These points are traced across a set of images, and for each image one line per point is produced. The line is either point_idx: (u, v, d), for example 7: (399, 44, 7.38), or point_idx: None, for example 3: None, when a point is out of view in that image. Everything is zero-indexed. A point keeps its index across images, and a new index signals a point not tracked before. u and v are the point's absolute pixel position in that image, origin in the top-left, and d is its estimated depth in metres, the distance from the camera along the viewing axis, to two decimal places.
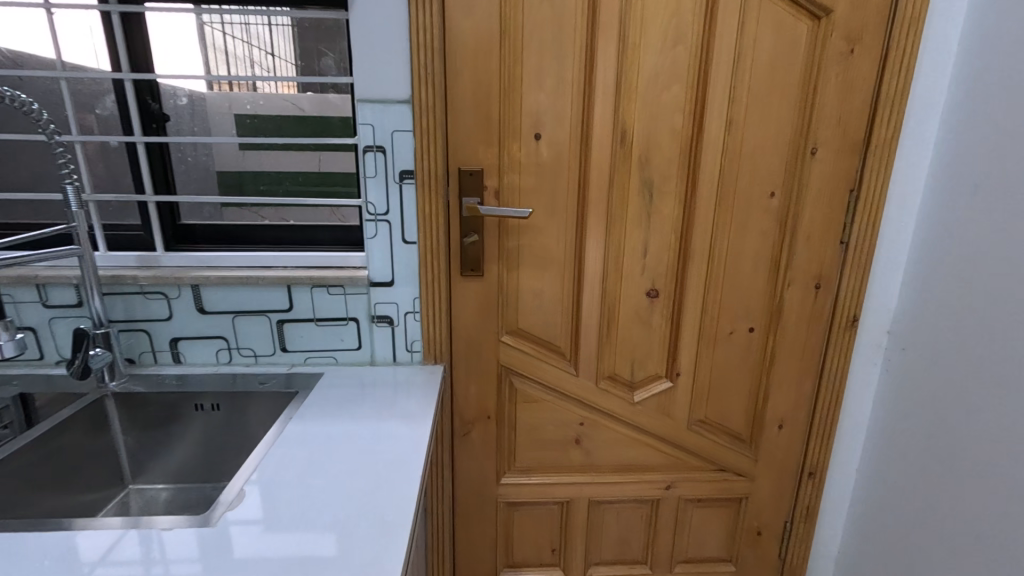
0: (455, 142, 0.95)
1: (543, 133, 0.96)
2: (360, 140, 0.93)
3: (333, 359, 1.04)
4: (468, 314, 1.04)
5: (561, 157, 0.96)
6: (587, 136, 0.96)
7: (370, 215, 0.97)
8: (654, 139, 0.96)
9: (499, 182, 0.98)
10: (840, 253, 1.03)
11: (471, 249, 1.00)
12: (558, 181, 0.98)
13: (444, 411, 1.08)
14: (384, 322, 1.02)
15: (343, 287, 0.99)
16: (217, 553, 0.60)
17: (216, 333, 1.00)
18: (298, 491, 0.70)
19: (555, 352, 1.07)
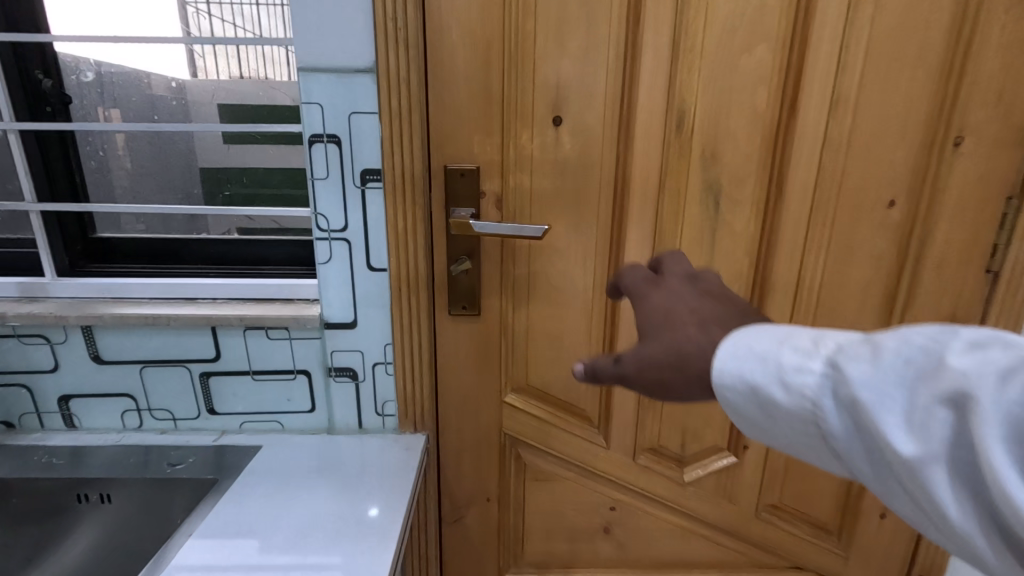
0: (441, 130, 0.68)
1: (565, 117, 0.67)
2: (303, 127, 0.66)
3: (278, 425, 0.77)
4: (459, 366, 0.76)
5: (589, 151, 0.68)
6: (627, 120, 0.67)
7: (321, 231, 0.70)
8: (726, 125, 0.66)
9: (502, 186, 0.70)
10: (986, 287, 0.73)
11: (462, 279, 0.72)
12: (585, 185, 0.69)
13: (427, 492, 0.81)
14: (345, 377, 0.75)
15: (288, 330, 0.73)
16: None
17: (120, 390, 0.74)
18: (252, 535, 0.61)
19: (578, 417, 0.79)
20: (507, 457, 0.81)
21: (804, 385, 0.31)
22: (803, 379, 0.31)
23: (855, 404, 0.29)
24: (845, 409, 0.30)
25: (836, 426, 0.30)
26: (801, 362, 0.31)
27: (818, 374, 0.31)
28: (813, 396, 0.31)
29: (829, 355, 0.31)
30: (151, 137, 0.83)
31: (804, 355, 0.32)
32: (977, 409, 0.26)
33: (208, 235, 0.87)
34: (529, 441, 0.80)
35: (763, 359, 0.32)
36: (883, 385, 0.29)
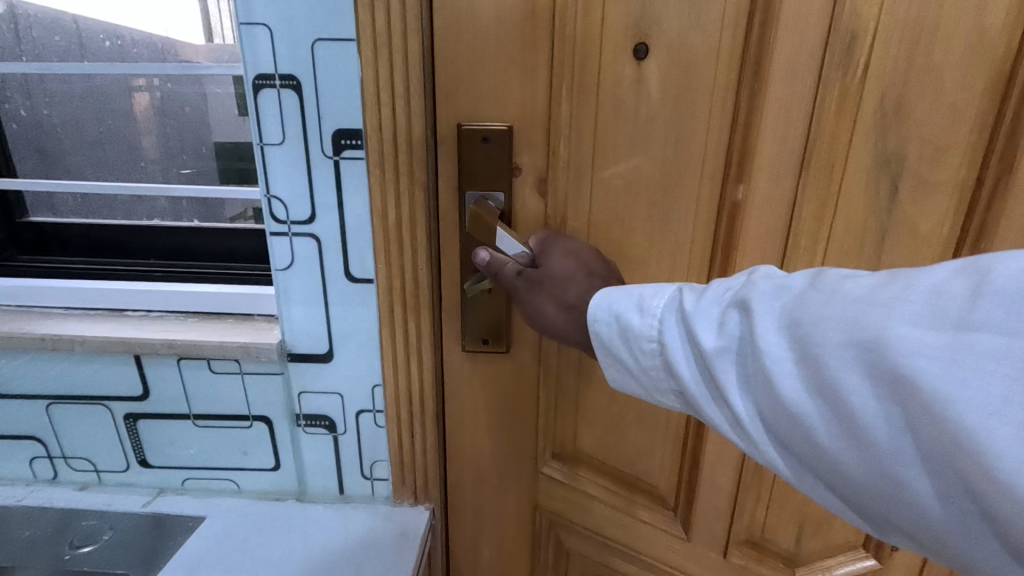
0: (455, 66, 0.43)
1: (651, 45, 0.40)
2: (244, 63, 0.43)
3: (233, 486, 0.57)
4: (475, 421, 0.53)
5: (687, 103, 0.41)
6: (755, 47, 0.39)
7: (278, 225, 0.47)
8: (925, 61, 0.37)
9: (547, 160, 0.45)
10: None
11: (485, 300, 0.48)
12: (679, 161, 0.42)
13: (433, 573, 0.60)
14: (319, 427, 0.53)
15: (237, 363, 0.51)
16: None
17: (25, 432, 0.55)
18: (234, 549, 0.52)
19: (644, 494, 0.54)
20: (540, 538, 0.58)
21: (657, 308, 0.32)
22: (655, 304, 0.32)
23: (686, 322, 0.30)
24: (679, 331, 0.31)
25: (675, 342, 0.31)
26: (655, 290, 0.33)
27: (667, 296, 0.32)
28: (655, 318, 0.32)
29: (676, 288, 0.32)
30: (80, 90, 0.61)
31: (657, 287, 0.33)
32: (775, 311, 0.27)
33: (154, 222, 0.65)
34: (572, 526, 0.57)
35: (629, 293, 0.33)
36: (708, 305, 0.30)
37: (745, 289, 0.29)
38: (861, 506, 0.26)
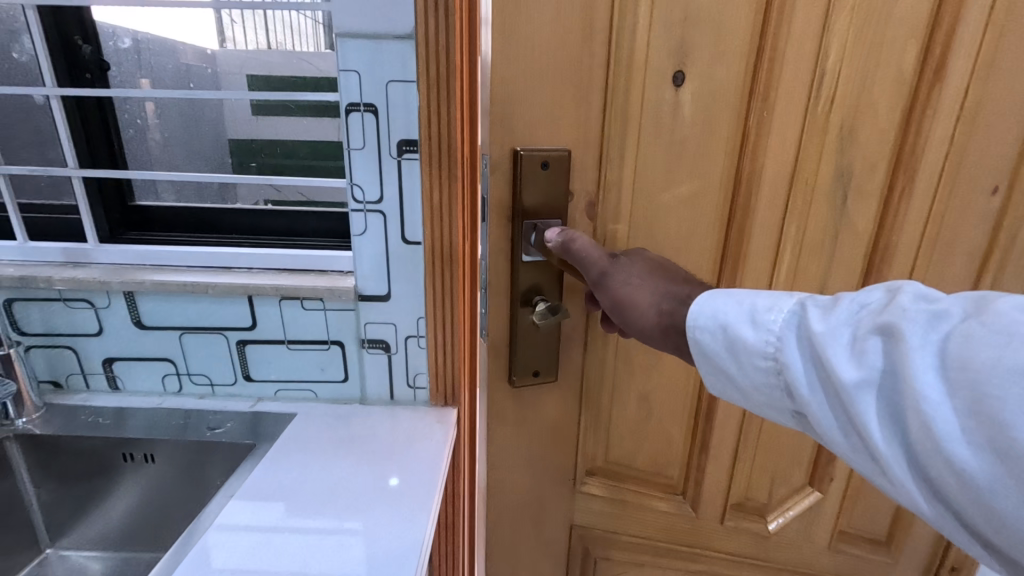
0: (532, 103, 0.59)
1: (688, 79, 0.58)
2: (341, 94, 0.64)
3: (312, 394, 0.78)
4: (538, 444, 0.75)
5: (708, 120, 0.60)
6: (763, 83, 0.59)
7: (356, 202, 0.69)
8: (869, 96, 0.60)
9: (597, 182, 0.63)
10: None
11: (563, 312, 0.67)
12: (705, 163, 0.62)
13: (457, 485, 0.83)
14: (378, 349, 0.75)
15: (323, 301, 0.73)
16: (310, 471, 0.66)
17: (161, 355, 0.76)
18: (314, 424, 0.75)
19: (651, 481, 0.79)
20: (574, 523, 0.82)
21: (776, 323, 0.41)
22: (777, 321, 0.41)
23: (817, 345, 0.39)
24: (801, 345, 0.40)
25: (803, 362, 0.40)
26: (775, 305, 0.42)
27: (786, 313, 0.41)
28: (775, 334, 0.41)
29: (796, 304, 0.41)
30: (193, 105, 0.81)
31: (773, 302, 0.42)
32: (924, 350, 0.34)
33: (239, 205, 0.87)
34: (600, 515, 0.81)
35: (745, 307, 0.43)
36: (839, 326, 0.38)
37: (890, 317, 0.36)
38: (997, 543, 0.32)
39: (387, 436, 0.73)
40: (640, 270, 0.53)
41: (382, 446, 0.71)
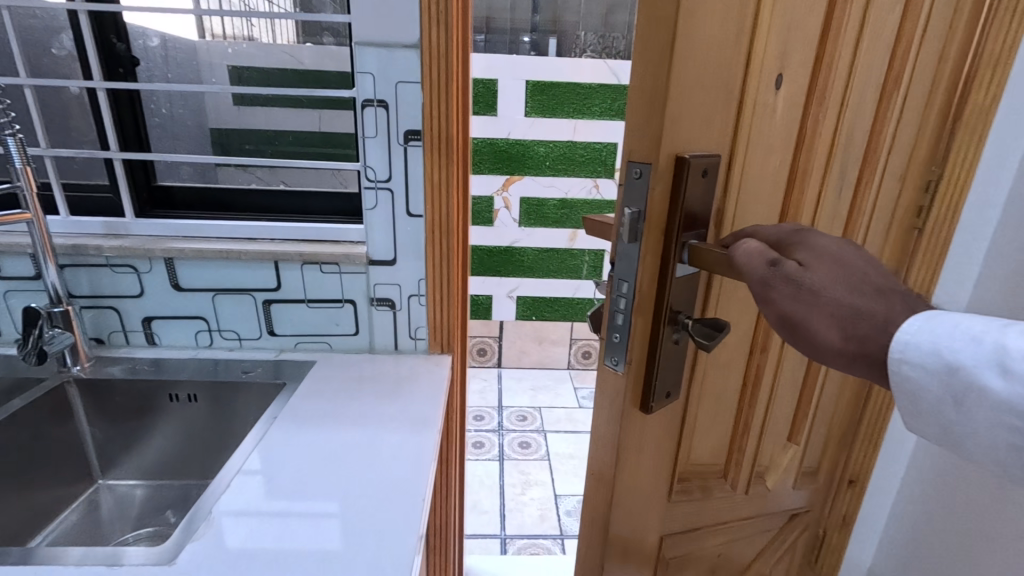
0: (681, 93, 0.44)
1: (785, 79, 0.51)
2: (357, 92, 0.78)
3: (327, 345, 0.92)
4: (639, 457, 0.56)
5: (793, 126, 0.54)
6: (820, 91, 0.54)
7: (369, 181, 0.83)
8: (858, 107, 0.59)
9: (723, 189, 0.51)
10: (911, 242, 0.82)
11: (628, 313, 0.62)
12: (772, 170, 0.55)
13: (451, 423, 0.99)
14: (385, 306, 0.90)
15: (339, 265, 0.87)
16: (333, 397, 0.81)
17: (195, 313, 0.89)
18: (334, 365, 0.89)
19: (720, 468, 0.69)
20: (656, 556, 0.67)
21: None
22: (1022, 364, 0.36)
23: None
24: None
25: None
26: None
27: None
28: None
29: None
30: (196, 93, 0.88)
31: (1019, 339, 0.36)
32: None
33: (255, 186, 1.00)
34: (679, 525, 0.66)
35: (975, 343, 0.38)
36: None
37: None
38: None
39: (395, 374, 0.88)
40: (822, 275, 0.42)
41: (391, 380, 0.86)
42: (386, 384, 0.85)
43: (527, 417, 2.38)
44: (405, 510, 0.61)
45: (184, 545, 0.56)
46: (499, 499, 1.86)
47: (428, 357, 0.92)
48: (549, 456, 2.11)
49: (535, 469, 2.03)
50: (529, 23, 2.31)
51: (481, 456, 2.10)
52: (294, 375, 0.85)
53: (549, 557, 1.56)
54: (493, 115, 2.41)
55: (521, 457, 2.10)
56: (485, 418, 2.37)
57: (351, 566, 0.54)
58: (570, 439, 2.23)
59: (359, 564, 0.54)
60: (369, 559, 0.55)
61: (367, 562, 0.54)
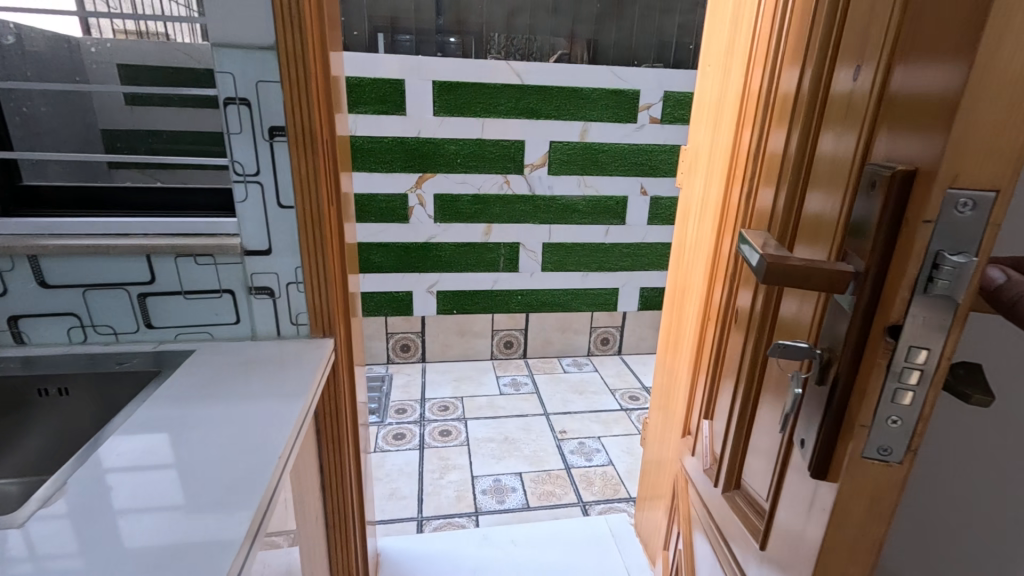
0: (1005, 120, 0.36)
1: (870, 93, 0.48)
2: (219, 90, 0.83)
3: (208, 335, 0.96)
4: None
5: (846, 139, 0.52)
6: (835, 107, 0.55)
7: (237, 175, 0.88)
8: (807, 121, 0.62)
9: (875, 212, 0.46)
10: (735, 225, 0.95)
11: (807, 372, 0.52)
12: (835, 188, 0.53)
13: (339, 402, 1.05)
14: (264, 294, 0.95)
15: (213, 257, 0.91)
16: (209, 381, 0.85)
17: (66, 310, 0.90)
18: (214, 352, 0.93)
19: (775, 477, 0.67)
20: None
21: None
22: None
23: None
24: None
25: None
26: None
27: None
28: None
29: None
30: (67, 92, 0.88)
31: None
32: None
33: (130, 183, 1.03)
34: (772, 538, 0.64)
35: None
36: None
37: None
38: None
39: (274, 357, 0.93)
40: None
41: (271, 361, 0.91)
42: (264, 365, 0.90)
43: (448, 407, 2.45)
44: (259, 470, 0.67)
45: (37, 510, 0.59)
46: (417, 485, 1.93)
47: (309, 338, 0.98)
48: (468, 441, 2.19)
49: (453, 454, 2.11)
50: (433, 24, 2.42)
51: (401, 447, 2.15)
52: (172, 364, 0.88)
53: (462, 531, 1.64)
54: (401, 115, 2.46)
55: (441, 445, 2.17)
56: (406, 410, 2.41)
57: (199, 518, 0.59)
58: (489, 424, 2.33)
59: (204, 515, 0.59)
60: (215, 510, 0.60)
61: (212, 513, 0.60)
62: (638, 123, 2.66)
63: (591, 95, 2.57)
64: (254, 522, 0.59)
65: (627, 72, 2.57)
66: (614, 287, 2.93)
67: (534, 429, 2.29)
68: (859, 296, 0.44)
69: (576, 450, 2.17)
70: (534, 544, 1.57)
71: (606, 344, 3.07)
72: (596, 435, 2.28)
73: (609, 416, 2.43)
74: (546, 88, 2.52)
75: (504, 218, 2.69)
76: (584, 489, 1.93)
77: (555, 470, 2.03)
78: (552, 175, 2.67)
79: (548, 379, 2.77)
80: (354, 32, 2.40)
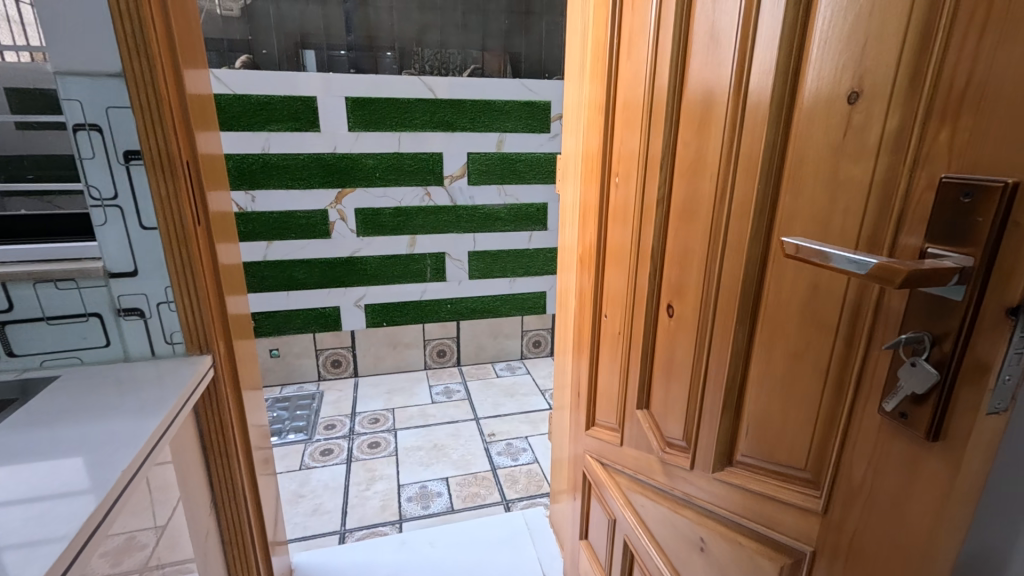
0: None
1: (887, 92, 0.45)
2: (67, 117, 0.85)
3: (77, 359, 0.96)
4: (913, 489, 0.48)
5: (851, 136, 0.49)
6: (822, 105, 0.52)
7: (94, 200, 0.89)
8: (755, 119, 0.60)
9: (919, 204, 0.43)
10: (627, 225, 0.94)
11: (890, 354, 0.46)
12: (841, 192, 0.50)
13: (223, 419, 1.06)
14: (133, 315, 0.96)
15: (76, 281, 0.92)
16: (72, 403, 0.85)
17: None
18: (82, 376, 0.93)
19: (778, 467, 0.62)
20: (806, 560, 0.59)
21: None
22: None
23: None
24: None
25: None
26: None
27: None
28: None
29: None
30: None
31: None
32: None
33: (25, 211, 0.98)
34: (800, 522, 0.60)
35: None
36: None
37: None
38: None
39: (146, 375, 0.94)
40: None
41: (142, 379, 0.92)
42: (133, 383, 0.91)
43: (378, 420, 2.46)
44: (107, 477, 0.69)
45: None
46: (342, 498, 1.93)
47: (184, 354, 1.00)
48: (397, 451, 2.21)
49: (381, 465, 2.12)
50: (345, 41, 2.69)
51: (328, 462, 2.14)
52: (33, 391, 0.88)
53: (381, 539, 1.66)
54: (316, 131, 2.47)
55: (369, 457, 2.18)
56: (335, 426, 2.40)
57: (30, 521, 0.60)
58: (419, 433, 2.35)
59: (40, 516, 0.61)
60: (53, 512, 0.62)
61: (49, 514, 0.62)
62: (552, 132, 2.78)
63: (504, 107, 2.67)
64: (87, 523, 0.61)
65: (538, 85, 2.68)
66: (541, 291, 3.02)
67: (463, 434, 2.34)
68: (971, 288, 0.39)
69: (503, 451, 2.22)
70: (452, 546, 1.62)
71: (539, 346, 3.15)
72: (523, 435, 2.35)
73: (538, 416, 2.50)
74: (459, 101, 2.60)
75: (427, 229, 2.74)
76: (509, 487, 1.99)
77: (481, 472, 2.07)
78: (472, 185, 2.74)
79: (481, 385, 2.81)
80: (264, 51, 2.60)
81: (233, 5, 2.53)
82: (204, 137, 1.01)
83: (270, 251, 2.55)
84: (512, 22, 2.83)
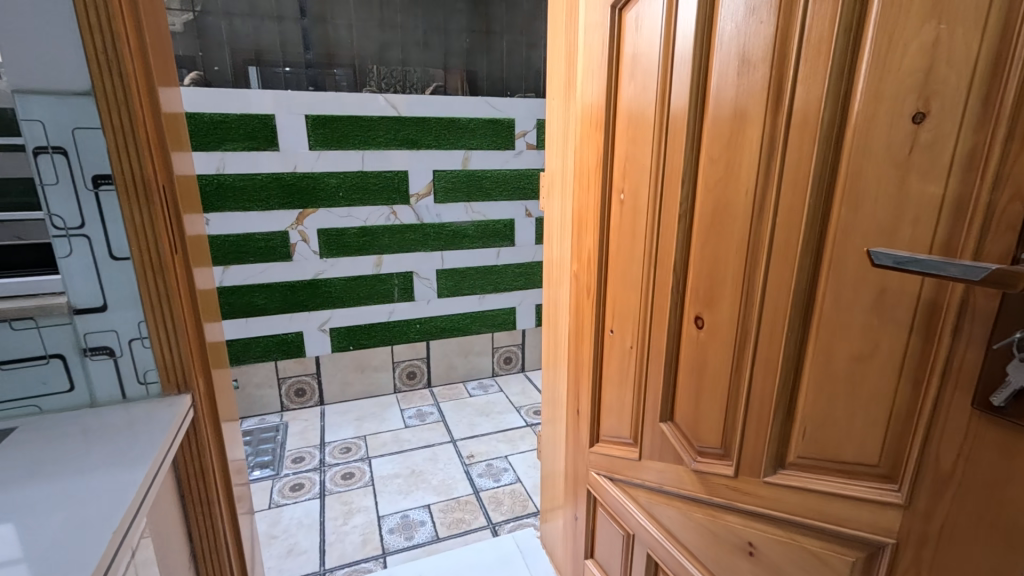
0: None
1: (959, 109, 0.48)
2: (26, 139, 0.77)
3: (36, 408, 0.85)
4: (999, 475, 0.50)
5: (918, 150, 0.52)
6: (879, 123, 0.54)
7: (58, 229, 0.81)
8: (802, 137, 0.62)
9: (1001, 213, 0.46)
10: (637, 239, 0.95)
11: (984, 349, 0.48)
12: (908, 204, 0.53)
13: (205, 460, 0.98)
14: (101, 355, 0.87)
15: (34, 320, 0.83)
16: (37, 457, 0.75)
17: None
18: (41, 426, 0.83)
19: (842, 467, 0.64)
20: (883, 554, 0.60)
21: None
22: None
23: None
24: None
25: None
26: None
27: None
28: None
29: None
30: None
31: None
32: None
33: None
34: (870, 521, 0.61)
35: None
36: None
37: None
38: None
39: (117, 420, 0.85)
40: None
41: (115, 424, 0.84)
42: (103, 431, 0.82)
43: (350, 448, 2.35)
44: (88, 537, 0.61)
45: None
46: (319, 536, 1.82)
47: (160, 393, 0.91)
48: (373, 481, 2.12)
49: (358, 496, 2.02)
50: (302, 58, 2.62)
51: (300, 497, 2.02)
52: None
53: None
54: (275, 149, 2.37)
55: (343, 489, 2.07)
56: (305, 458, 2.28)
57: None
58: (394, 460, 2.27)
59: None
60: None
61: None
62: (517, 149, 2.80)
63: (469, 125, 2.67)
64: None
65: (502, 102, 2.71)
66: (511, 306, 3.01)
67: (441, 458, 2.28)
68: None
69: (484, 472, 2.18)
70: None
71: (510, 362, 3.13)
72: (503, 454, 2.31)
73: (516, 433, 2.47)
74: (424, 119, 2.58)
75: (393, 248, 2.68)
76: (494, 510, 1.94)
77: (464, 496, 2.02)
78: (438, 203, 2.71)
79: (454, 405, 2.76)
80: (215, 67, 2.49)
81: (178, 19, 2.41)
82: (178, 158, 0.94)
83: (226, 276, 2.41)
84: (473, 40, 2.85)
